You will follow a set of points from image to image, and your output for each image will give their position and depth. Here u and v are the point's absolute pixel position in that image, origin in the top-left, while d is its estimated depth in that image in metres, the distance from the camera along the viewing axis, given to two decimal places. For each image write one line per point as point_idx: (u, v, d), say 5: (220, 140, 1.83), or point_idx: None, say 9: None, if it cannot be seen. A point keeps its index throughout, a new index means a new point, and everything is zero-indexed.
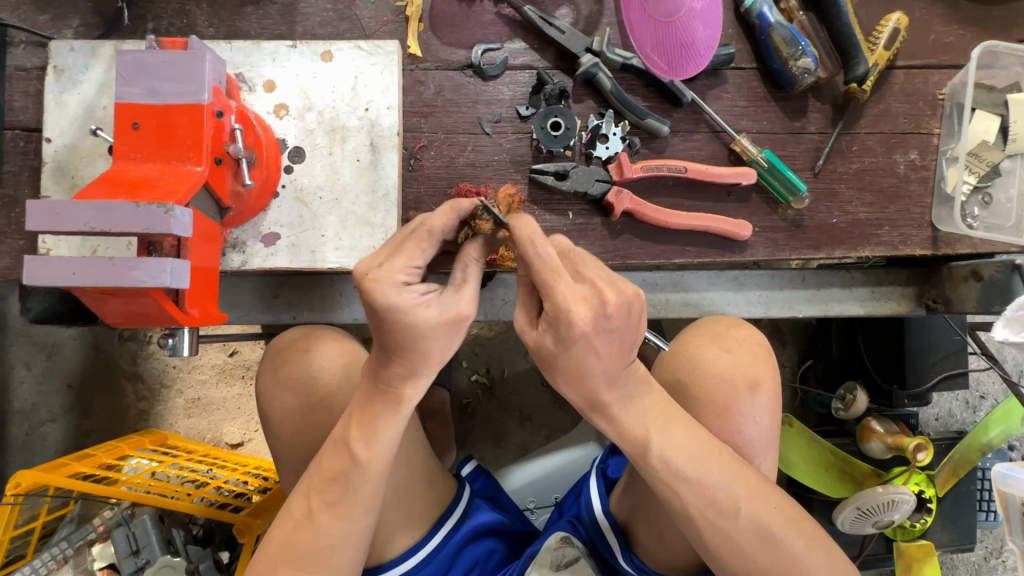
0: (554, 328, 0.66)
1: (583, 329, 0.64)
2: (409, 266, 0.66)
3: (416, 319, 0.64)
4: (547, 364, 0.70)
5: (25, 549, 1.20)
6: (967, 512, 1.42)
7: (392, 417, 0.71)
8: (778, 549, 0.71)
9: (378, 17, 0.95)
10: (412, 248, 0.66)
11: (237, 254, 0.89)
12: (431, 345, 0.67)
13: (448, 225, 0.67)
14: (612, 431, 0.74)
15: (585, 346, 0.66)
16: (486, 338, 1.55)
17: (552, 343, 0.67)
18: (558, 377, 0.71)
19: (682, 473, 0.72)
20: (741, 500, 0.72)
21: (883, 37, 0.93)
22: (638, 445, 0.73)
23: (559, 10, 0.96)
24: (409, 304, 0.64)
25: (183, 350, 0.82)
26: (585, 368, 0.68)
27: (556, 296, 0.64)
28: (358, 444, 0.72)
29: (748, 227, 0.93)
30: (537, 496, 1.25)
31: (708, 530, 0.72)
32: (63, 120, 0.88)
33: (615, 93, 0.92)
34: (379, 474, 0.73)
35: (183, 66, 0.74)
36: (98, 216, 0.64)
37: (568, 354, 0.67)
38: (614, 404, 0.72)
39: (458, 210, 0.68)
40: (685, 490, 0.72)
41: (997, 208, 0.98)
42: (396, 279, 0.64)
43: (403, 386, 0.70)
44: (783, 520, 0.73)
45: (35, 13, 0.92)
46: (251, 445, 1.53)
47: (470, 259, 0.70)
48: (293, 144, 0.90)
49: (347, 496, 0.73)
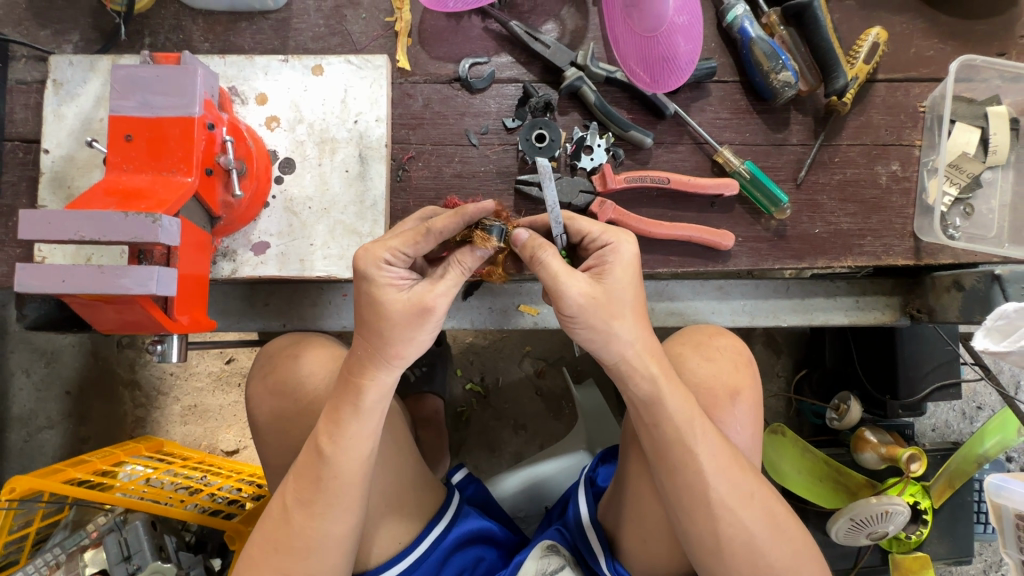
0: (613, 253, 0.74)
1: (635, 252, 0.75)
2: (400, 250, 0.70)
3: (385, 298, 0.69)
4: (610, 299, 0.71)
5: (20, 554, 1.21)
6: (963, 525, 1.40)
7: (357, 415, 0.74)
8: (784, 540, 0.75)
9: (369, 31, 0.98)
10: (408, 237, 0.70)
11: (227, 262, 0.91)
12: (392, 332, 0.69)
13: (448, 227, 0.70)
14: (653, 399, 0.74)
15: (635, 273, 0.74)
16: (480, 346, 1.57)
17: (618, 271, 0.72)
18: (626, 312, 0.72)
19: (713, 455, 0.74)
20: (753, 486, 0.75)
21: (863, 51, 0.95)
22: (684, 418, 0.74)
23: (545, 25, 0.98)
24: (382, 280, 0.69)
25: (172, 356, 0.83)
26: (635, 304, 0.73)
27: (608, 230, 0.76)
28: (324, 441, 0.74)
29: (731, 237, 0.94)
30: (528, 506, 1.26)
31: (726, 519, 0.73)
32: (61, 132, 0.91)
33: (599, 106, 0.94)
34: (350, 471, 0.74)
35: (175, 80, 0.77)
36: (88, 225, 0.66)
37: (627, 278, 0.73)
38: (659, 375, 0.75)
39: (464, 214, 0.71)
40: (712, 474, 0.74)
41: (979, 218, 1.00)
42: (382, 255, 0.70)
43: (362, 376, 0.73)
44: (785, 512, 0.77)
45: (37, 28, 0.95)
46: (246, 452, 1.54)
47: (456, 262, 0.70)
48: (283, 155, 0.93)
49: (325, 496, 0.74)
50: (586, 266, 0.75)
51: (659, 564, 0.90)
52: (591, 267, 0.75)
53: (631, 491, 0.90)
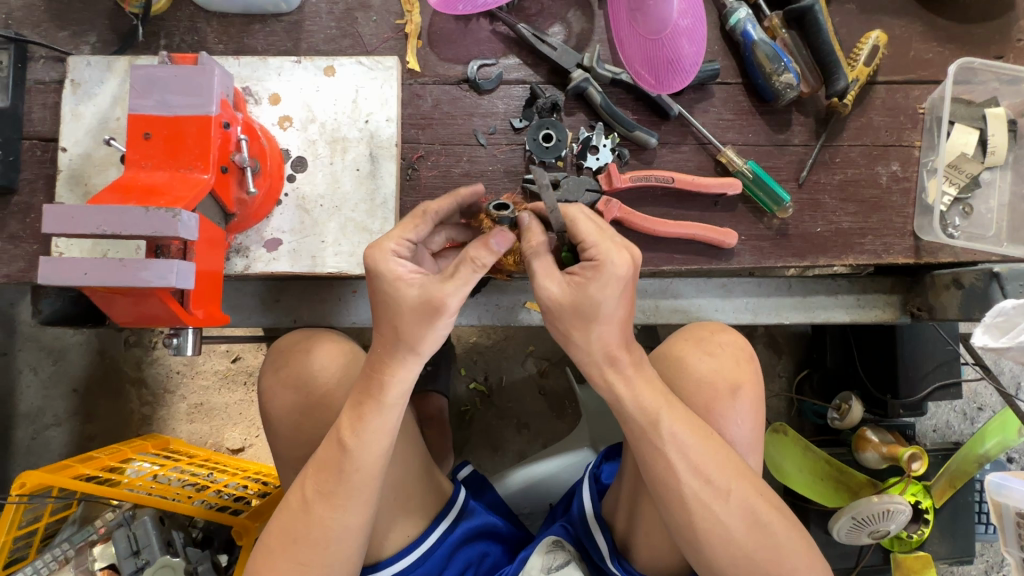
0: (595, 270, 0.72)
1: (623, 270, 0.72)
2: (402, 238, 0.76)
3: (396, 292, 0.72)
4: (576, 310, 0.73)
5: (28, 550, 1.22)
6: (963, 524, 1.41)
7: (379, 410, 0.76)
8: (764, 536, 0.75)
9: (379, 34, 1.00)
10: (408, 223, 0.76)
11: (240, 259, 0.92)
12: (407, 328, 0.73)
13: (443, 209, 0.78)
14: (614, 401, 0.78)
15: (619, 291, 0.72)
16: (484, 345, 1.59)
17: (593, 288, 0.72)
18: (591, 324, 0.74)
19: (683, 451, 0.75)
20: (731, 483, 0.75)
21: (863, 54, 0.97)
22: (649, 417, 0.76)
23: (552, 28, 1.00)
24: (394, 275, 0.73)
25: (187, 350, 0.85)
26: (609, 317, 0.74)
27: (602, 242, 0.73)
28: (347, 434, 0.76)
29: (734, 235, 0.96)
30: (532, 504, 1.29)
31: (699, 513, 0.74)
32: (78, 131, 0.93)
33: (605, 106, 0.96)
34: (371, 465, 0.76)
35: (192, 80, 0.79)
36: (109, 220, 0.68)
37: (602, 296, 0.72)
38: (615, 380, 0.78)
39: (457, 197, 0.79)
40: (682, 469, 0.75)
41: (977, 218, 1.01)
42: (388, 248, 0.74)
43: (384, 371, 0.75)
44: (768, 506, 0.76)
45: (55, 30, 0.97)
46: (252, 450, 1.55)
47: (470, 259, 0.70)
48: (295, 154, 0.95)
49: (345, 489, 0.76)
50: (571, 270, 0.75)
51: (660, 559, 0.90)
52: (572, 273, 0.74)
53: (632, 486, 0.91)
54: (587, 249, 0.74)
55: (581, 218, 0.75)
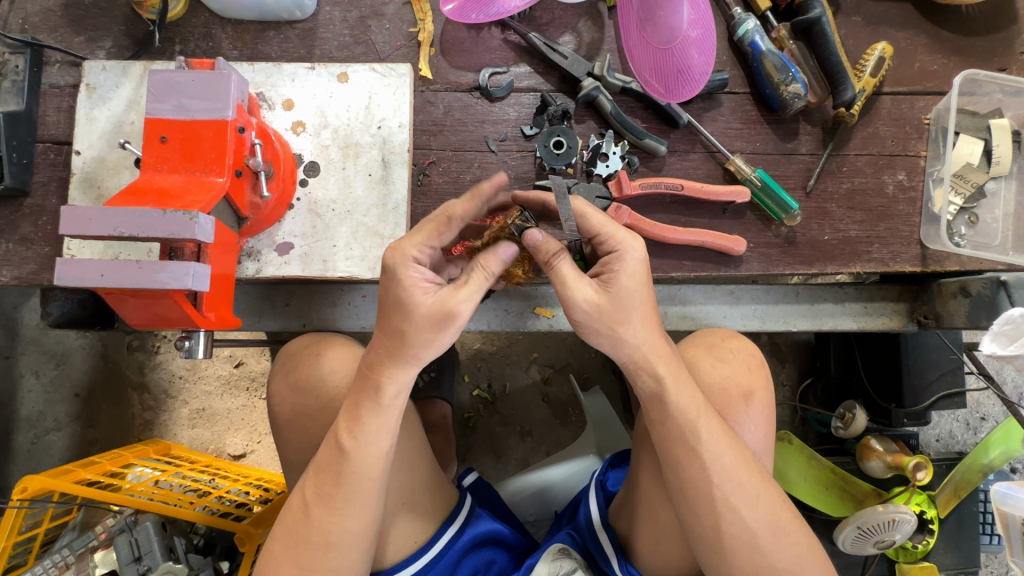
0: (620, 259, 0.72)
1: (642, 255, 0.73)
2: (424, 245, 0.72)
3: (411, 298, 0.69)
4: (616, 308, 0.71)
5: (26, 557, 1.19)
6: (969, 535, 1.40)
7: (376, 410, 0.75)
8: (786, 542, 0.75)
9: (392, 41, 1.01)
10: (430, 230, 0.73)
11: (252, 262, 0.93)
12: (416, 333, 0.70)
13: (468, 213, 0.74)
14: (659, 396, 0.76)
15: (645, 276, 0.72)
16: (488, 352, 1.59)
17: (625, 277, 0.71)
18: (632, 316, 0.72)
19: (718, 455, 0.75)
20: (759, 486, 0.76)
21: (869, 65, 0.99)
22: (688, 418, 0.75)
23: (562, 37, 1.02)
24: (409, 280, 0.70)
25: (198, 353, 0.85)
26: (642, 307, 0.72)
27: (617, 229, 0.74)
28: (345, 436, 0.75)
29: (742, 242, 0.97)
30: (536, 510, 1.27)
31: (727, 517, 0.74)
32: (92, 134, 0.94)
33: (615, 115, 0.97)
34: (370, 466, 0.76)
35: (209, 84, 0.79)
36: (127, 222, 0.69)
37: (636, 285, 0.71)
38: (666, 374, 0.76)
39: (479, 197, 0.74)
40: (716, 473, 0.74)
41: (983, 227, 1.03)
42: (410, 253, 0.71)
43: (381, 373, 0.73)
44: (790, 514, 0.77)
45: (71, 35, 0.98)
46: (254, 456, 1.54)
47: (480, 266, 0.71)
48: (308, 159, 0.95)
49: (345, 492, 0.75)
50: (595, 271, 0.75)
51: (673, 566, 0.90)
52: (599, 274, 0.74)
53: (642, 493, 0.90)
54: (604, 241, 0.74)
55: (590, 210, 0.74)
